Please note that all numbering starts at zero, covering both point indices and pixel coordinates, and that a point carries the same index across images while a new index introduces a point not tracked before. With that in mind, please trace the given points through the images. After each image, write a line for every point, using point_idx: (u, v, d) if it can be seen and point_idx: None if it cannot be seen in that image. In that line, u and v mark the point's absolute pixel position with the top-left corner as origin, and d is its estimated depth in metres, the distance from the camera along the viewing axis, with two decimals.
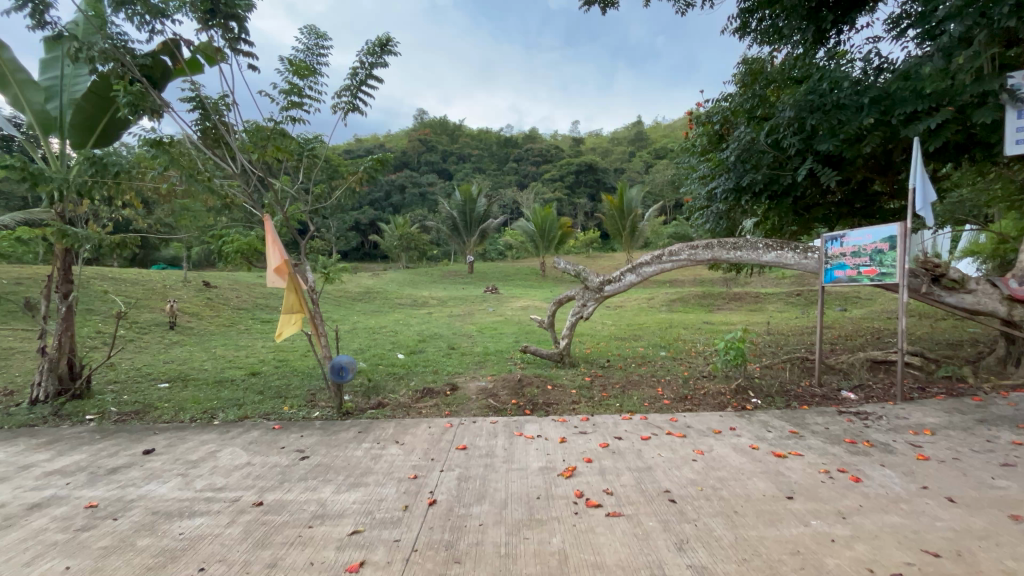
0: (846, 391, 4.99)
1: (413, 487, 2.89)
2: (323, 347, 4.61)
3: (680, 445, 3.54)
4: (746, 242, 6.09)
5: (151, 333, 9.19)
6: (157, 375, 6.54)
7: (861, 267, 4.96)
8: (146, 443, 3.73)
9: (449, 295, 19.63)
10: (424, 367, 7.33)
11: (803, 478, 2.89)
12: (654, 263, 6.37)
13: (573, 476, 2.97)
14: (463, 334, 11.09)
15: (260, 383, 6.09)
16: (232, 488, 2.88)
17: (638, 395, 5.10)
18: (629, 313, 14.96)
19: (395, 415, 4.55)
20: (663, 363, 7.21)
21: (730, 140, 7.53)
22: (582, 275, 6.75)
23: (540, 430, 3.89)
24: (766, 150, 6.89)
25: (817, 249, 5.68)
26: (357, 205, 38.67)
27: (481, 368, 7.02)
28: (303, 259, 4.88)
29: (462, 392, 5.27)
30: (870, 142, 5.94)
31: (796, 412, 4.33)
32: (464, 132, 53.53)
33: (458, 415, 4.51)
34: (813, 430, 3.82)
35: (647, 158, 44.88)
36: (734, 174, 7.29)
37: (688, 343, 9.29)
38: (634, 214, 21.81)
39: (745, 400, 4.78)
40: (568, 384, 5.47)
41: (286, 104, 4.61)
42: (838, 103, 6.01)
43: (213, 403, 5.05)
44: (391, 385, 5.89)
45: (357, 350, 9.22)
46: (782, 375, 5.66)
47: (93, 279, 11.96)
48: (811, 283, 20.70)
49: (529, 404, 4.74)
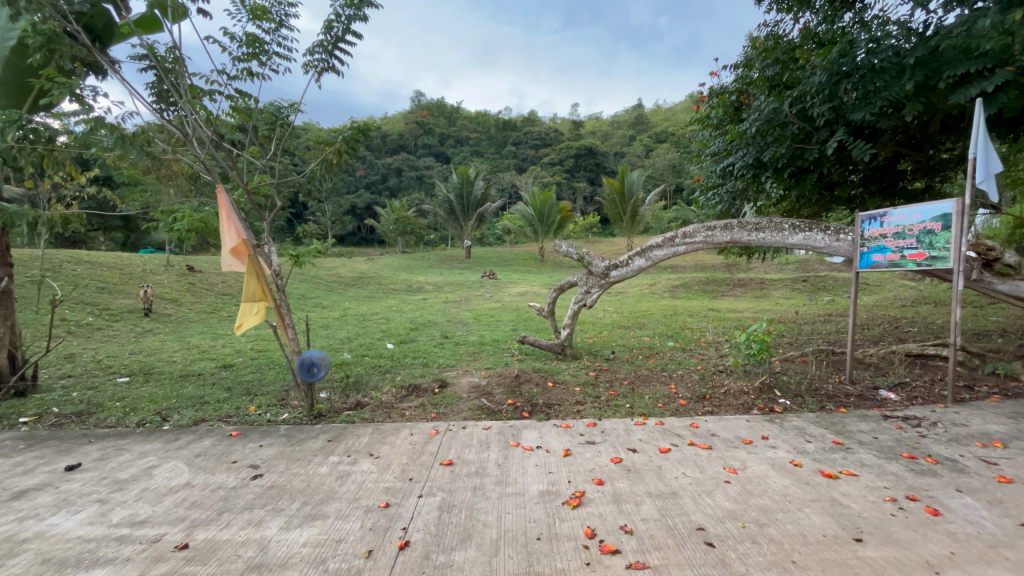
0: (884, 390, 4.44)
1: (383, 521, 2.32)
2: (291, 340, 4.00)
3: (706, 460, 2.97)
4: (770, 222, 5.42)
5: (122, 321, 8.57)
6: (118, 368, 5.93)
7: (905, 250, 4.36)
8: (73, 456, 3.16)
9: (445, 280, 19.02)
10: (414, 359, 6.76)
11: (868, 510, 2.34)
12: (665, 247, 5.73)
13: (581, 506, 2.41)
14: (457, 322, 10.50)
15: (230, 377, 5.50)
16: (155, 521, 2.32)
17: (650, 394, 4.53)
18: (632, 300, 14.40)
19: (374, 419, 3.98)
20: (673, 355, 6.65)
21: (749, 111, 6.82)
22: (586, 258, 6.15)
23: (540, 440, 3.32)
24: (792, 121, 6.20)
25: (851, 230, 5.03)
26: (351, 188, 37.80)
27: (475, 360, 6.45)
28: (268, 237, 4.23)
29: (453, 389, 4.69)
30: (912, 110, 5.30)
31: (833, 416, 3.78)
32: (462, 115, 52.38)
33: (446, 419, 3.93)
34: (860, 440, 3.26)
35: (648, 141, 43.86)
36: (753, 148, 6.59)
37: (696, 333, 8.73)
38: (636, 198, 21.10)
39: (772, 401, 4.21)
40: (572, 381, 4.90)
41: (245, 56, 3.93)
42: (876, 66, 5.34)
43: (169, 403, 4.46)
44: (376, 381, 5.31)
45: (345, 339, 8.65)
46: (807, 371, 5.11)
47: (67, 263, 11.30)
48: (816, 268, 20.21)
49: (527, 406, 4.16)
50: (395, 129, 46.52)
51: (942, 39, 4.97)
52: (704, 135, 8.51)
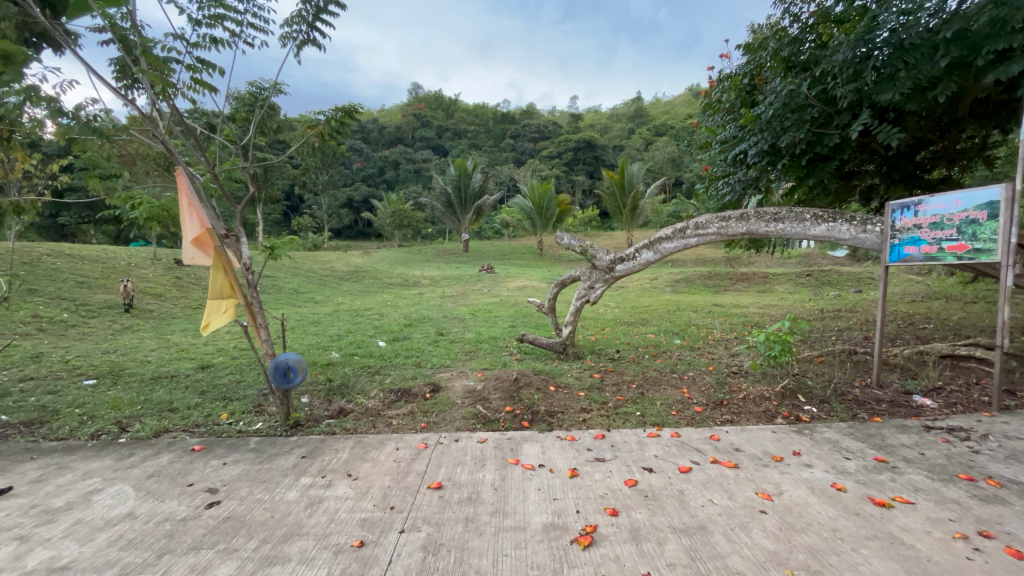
0: (917, 395, 4.05)
1: (356, 566, 1.93)
2: (264, 342, 3.58)
3: (733, 483, 2.58)
4: (790, 212, 4.98)
5: (100, 317, 8.13)
6: (87, 369, 5.51)
7: (944, 242, 3.97)
8: (7, 477, 2.76)
9: (442, 275, 18.56)
10: (406, 358, 6.34)
11: (940, 553, 1.95)
12: (676, 239, 5.31)
13: (593, 546, 2.02)
14: (454, 318, 10.10)
15: (206, 380, 5.08)
16: (78, 568, 1.93)
17: (662, 399, 4.14)
18: (633, 294, 14.02)
19: (357, 430, 3.58)
20: (682, 355, 6.25)
21: (763, 94, 6.37)
22: (589, 251, 5.74)
23: (542, 457, 2.93)
24: (812, 103, 5.75)
25: (880, 220, 4.61)
26: (348, 181, 37.22)
27: (471, 360, 6.08)
28: (241, 224, 3.79)
29: (445, 394, 4.28)
30: (945, 90, 4.88)
31: (868, 427, 3.40)
32: (459, 108, 51.72)
33: (437, 430, 3.53)
34: (906, 458, 2.88)
35: (647, 134, 43.33)
36: (768, 134, 6.15)
37: (703, 329, 8.35)
38: (636, 191, 20.65)
39: (797, 409, 3.82)
40: (576, 385, 4.49)
41: (209, 20, 3.48)
42: (906, 43, 4.91)
43: (133, 410, 4.04)
44: (363, 384, 4.89)
45: (334, 337, 8.22)
46: (829, 373, 4.72)
47: (46, 256, 10.85)
48: (818, 262, 19.88)
49: (527, 414, 3.75)
50: (392, 121, 45.86)
51: (980, 12, 4.54)
52: (712, 121, 8.06)
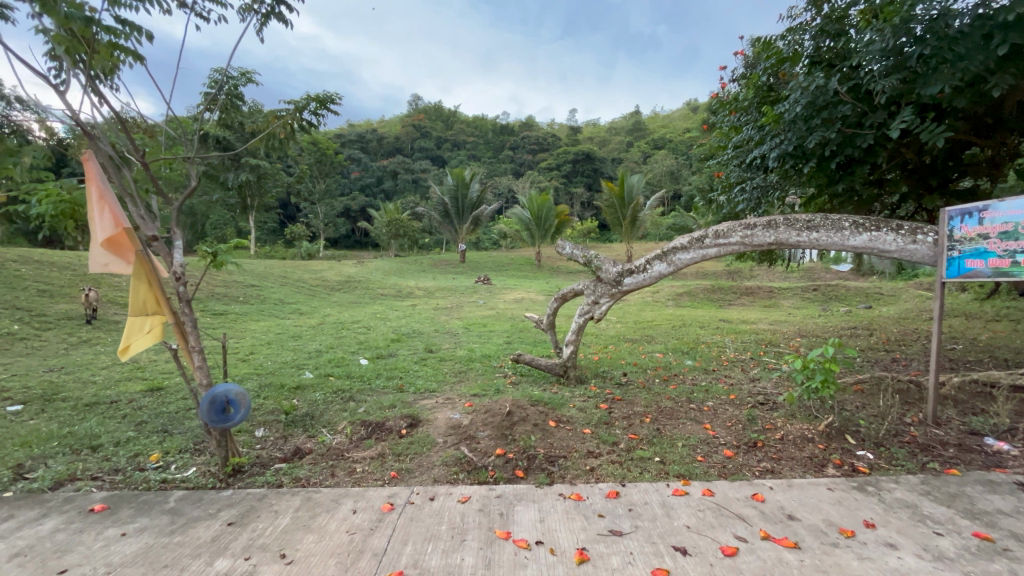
0: (989, 438, 3.39)
1: None
2: (197, 369, 2.89)
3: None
4: (825, 220, 4.34)
5: (56, 330, 7.42)
6: (18, 391, 4.80)
7: (1018, 254, 3.41)
8: None
9: (437, 286, 17.86)
10: (388, 380, 5.63)
11: None
12: (692, 249, 4.68)
13: None
14: (444, 333, 9.39)
15: (150, 406, 4.37)
16: None
17: (684, 439, 3.45)
18: (634, 309, 13.38)
19: (311, 479, 2.89)
20: (696, 379, 5.56)
21: (785, 91, 5.76)
22: (593, 262, 5.11)
23: (541, 530, 2.27)
24: (843, 100, 5.14)
25: (932, 229, 3.98)
26: (344, 190, 36.72)
27: (460, 384, 5.39)
28: (177, 224, 3.12)
29: (425, 431, 3.59)
30: (999, 84, 4.31)
31: (950, 485, 2.72)
32: (459, 119, 51.58)
33: (411, 481, 2.85)
34: (1017, 536, 2.21)
35: (646, 147, 43.08)
36: (791, 135, 5.54)
37: (715, 348, 7.69)
38: (636, 203, 20.07)
39: (850, 455, 3.15)
40: (580, 419, 3.81)
41: None
42: (954, 31, 4.32)
43: (44, 448, 3.34)
44: (330, 415, 4.18)
45: (313, 353, 7.49)
46: (874, 407, 4.06)
47: (11, 263, 10.15)
48: (823, 277, 19.30)
49: (522, 459, 3.06)
50: (390, 131, 45.50)
51: None
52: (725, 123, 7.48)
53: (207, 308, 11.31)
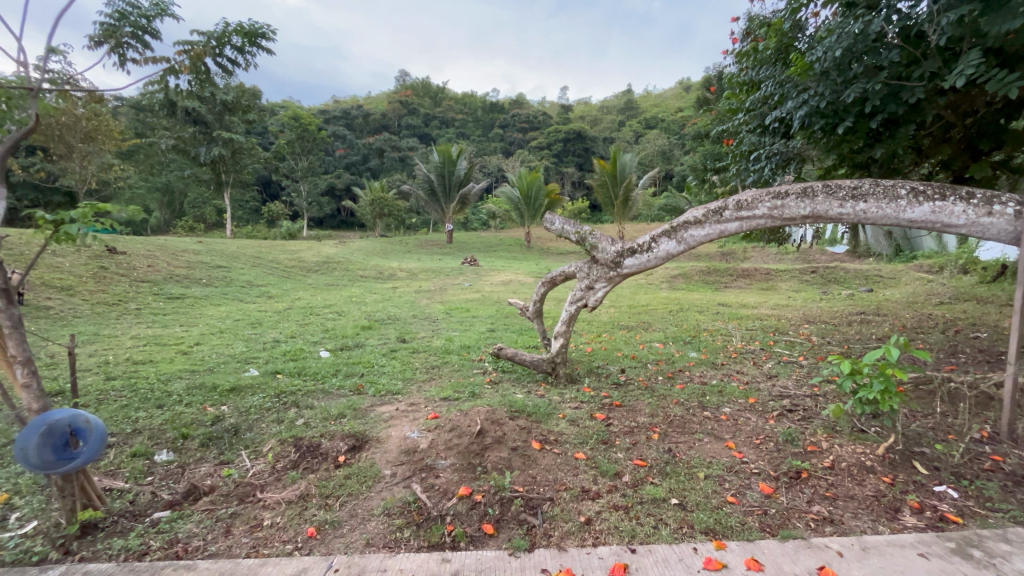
0: None
1: None
2: (22, 388, 2.03)
3: None
4: (875, 185, 3.50)
5: None
6: None
7: None
8: None
9: (421, 267, 16.90)
10: (345, 379, 4.77)
11: None
12: (708, 224, 3.83)
13: None
14: (421, 319, 8.50)
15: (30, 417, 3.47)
16: None
17: (707, 467, 2.66)
18: (628, 292, 12.62)
19: (198, 540, 2.07)
20: (705, 377, 4.77)
21: (817, 35, 4.83)
22: (588, 240, 4.25)
23: None
24: (890, 44, 4.25)
25: (1011, 197, 3.20)
26: (327, 168, 35.17)
27: (430, 384, 4.54)
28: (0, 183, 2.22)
29: (370, 457, 2.75)
30: None
31: None
32: (447, 96, 49.81)
33: (336, 543, 2.04)
34: None
35: (638, 126, 41.94)
36: (823, 88, 4.67)
37: (719, 337, 6.94)
38: (629, 181, 19.04)
39: (928, 493, 2.39)
40: (571, 437, 2.99)
41: None
42: None
43: None
44: (257, 430, 3.32)
45: (269, 343, 6.58)
46: (930, 417, 3.30)
47: None
48: (820, 259, 18.66)
49: (494, 505, 2.25)
50: (376, 107, 43.79)
51: None
52: (738, 79, 6.54)
53: (163, 290, 10.30)
